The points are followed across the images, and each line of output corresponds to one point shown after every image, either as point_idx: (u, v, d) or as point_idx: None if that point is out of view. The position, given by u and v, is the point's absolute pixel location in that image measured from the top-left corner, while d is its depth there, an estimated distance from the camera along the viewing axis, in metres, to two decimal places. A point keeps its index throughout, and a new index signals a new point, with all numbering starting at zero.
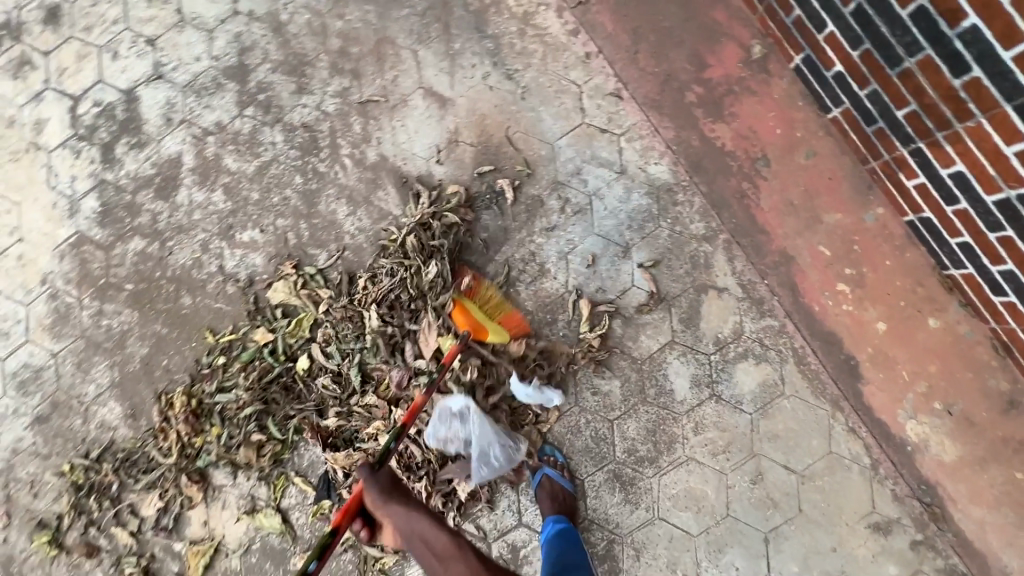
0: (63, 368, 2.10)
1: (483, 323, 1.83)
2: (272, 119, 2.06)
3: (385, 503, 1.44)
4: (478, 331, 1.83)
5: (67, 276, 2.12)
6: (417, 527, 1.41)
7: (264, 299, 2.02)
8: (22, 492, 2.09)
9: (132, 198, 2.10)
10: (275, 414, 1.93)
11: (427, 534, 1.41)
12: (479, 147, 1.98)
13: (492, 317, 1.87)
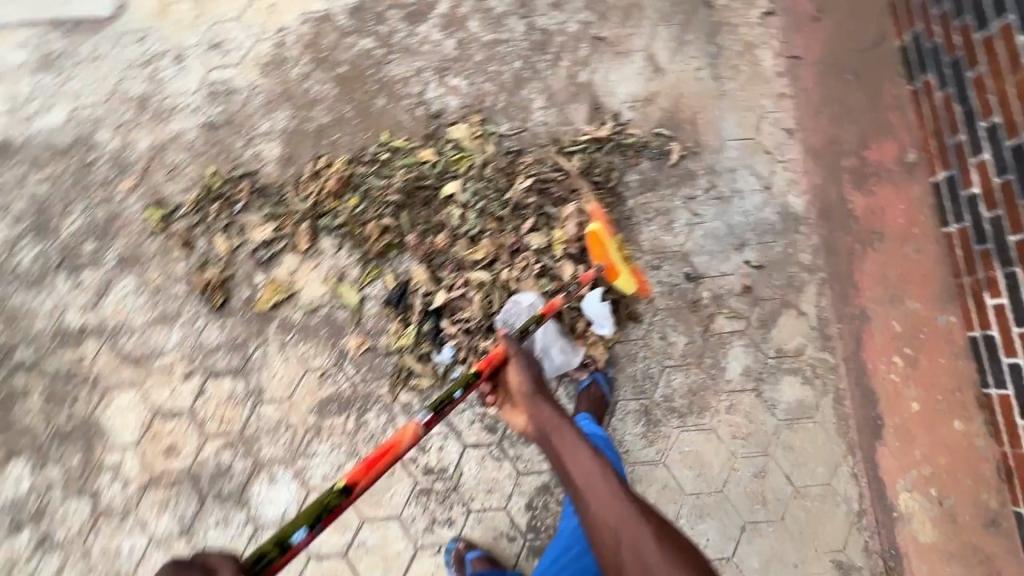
0: (252, 99, 2.40)
1: (619, 261, 1.92)
2: (522, 13, 2.45)
3: (529, 385, 1.57)
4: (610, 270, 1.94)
5: (299, 36, 2.45)
6: (548, 421, 1.50)
7: (442, 130, 2.32)
8: (161, 171, 2.34)
9: (384, 9, 2.47)
10: (409, 214, 2.15)
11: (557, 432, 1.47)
12: (667, 114, 2.34)
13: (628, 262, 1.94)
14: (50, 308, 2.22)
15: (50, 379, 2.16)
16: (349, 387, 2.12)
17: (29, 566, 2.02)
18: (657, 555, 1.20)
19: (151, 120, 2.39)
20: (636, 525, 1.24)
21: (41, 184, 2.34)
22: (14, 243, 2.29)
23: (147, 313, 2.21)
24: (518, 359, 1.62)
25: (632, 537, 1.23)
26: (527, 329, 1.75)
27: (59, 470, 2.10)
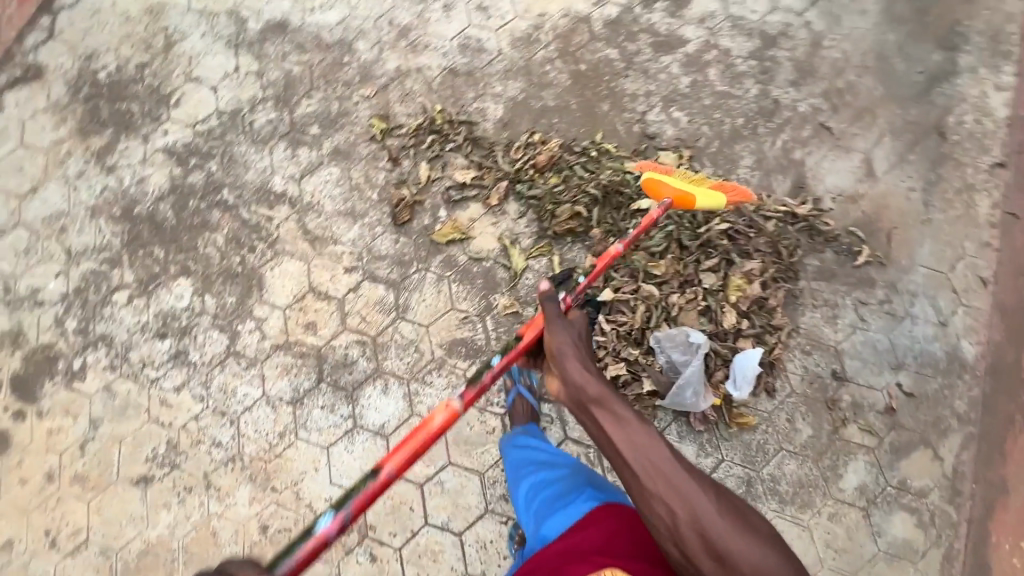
0: (495, 62, 2.61)
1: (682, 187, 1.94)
2: (760, 79, 2.56)
3: (567, 347, 1.32)
4: (683, 197, 1.93)
5: (555, 26, 2.66)
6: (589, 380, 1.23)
7: (649, 152, 2.45)
8: (396, 91, 2.57)
9: (637, 31, 2.65)
10: (598, 210, 2.26)
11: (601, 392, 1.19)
12: (866, 218, 2.36)
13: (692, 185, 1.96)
14: (262, 166, 2.47)
15: (239, 225, 2.40)
16: (482, 339, 2.23)
17: (158, 372, 2.22)
18: (731, 541, 0.92)
19: (405, 47, 2.65)
20: (694, 494, 0.98)
21: (296, 65, 2.64)
22: (256, 103, 2.58)
23: (338, 203, 2.41)
24: (555, 321, 1.39)
25: (692, 509, 0.96)
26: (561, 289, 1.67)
27: (214, 303, 2.30)
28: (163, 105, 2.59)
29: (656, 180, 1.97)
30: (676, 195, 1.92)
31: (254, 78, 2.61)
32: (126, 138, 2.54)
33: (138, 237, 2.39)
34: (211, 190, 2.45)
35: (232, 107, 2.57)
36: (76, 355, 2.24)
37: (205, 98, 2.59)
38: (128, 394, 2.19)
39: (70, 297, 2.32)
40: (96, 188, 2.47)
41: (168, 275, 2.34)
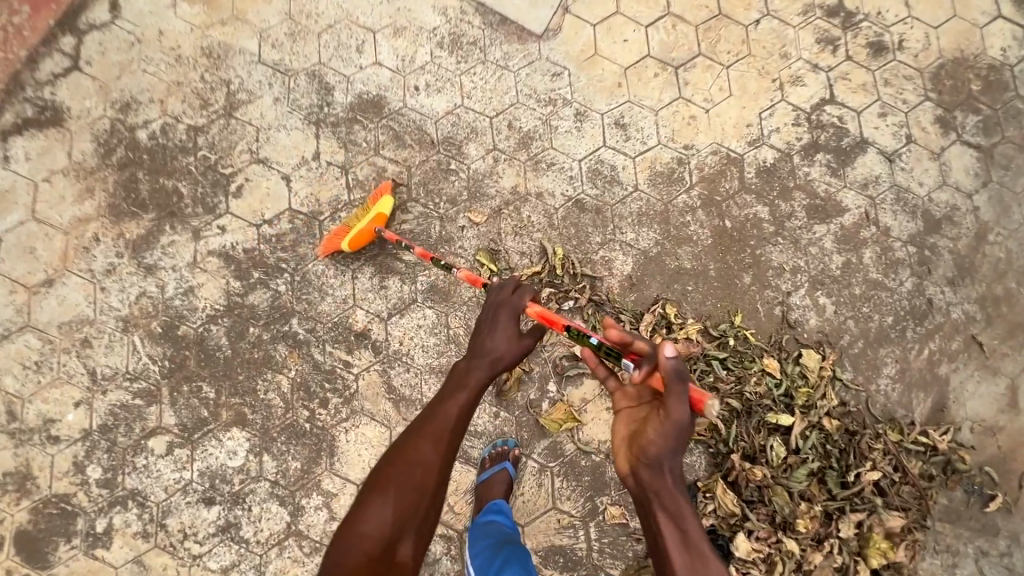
0: (629, 200, 2.22)
1: (366, 218, 2.02)
2: (916, 271, 2.28)
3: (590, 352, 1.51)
4: (377, 218, 2.03)
5: (701, 165, 2.27)
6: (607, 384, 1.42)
7: (790, 346, 2.16)
8: (510, 220, 2.16)
9: (791, 188, 2.29)
10: (733, 421, 2.01)
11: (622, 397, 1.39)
12: (1001, 455, 2.18)
13: (366, 212, 2.04)
14: (343, 295, 2.06)
15: (309, 367, 2.01)
16: (583, 550, 1.98)
17: (201, 546, 1.87)
18: (675, 509, 1.23)
19: (525, 162, 2.21)
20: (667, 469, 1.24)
21: (391, 163, 2.16)
22: (338, 208, 2.12)
23: (431, 357, 2.05)
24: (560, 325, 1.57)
25: (654, 484, 1.24)
26: (449, 269, 1.91)
27: (275, 467, 1.94)
28: (220, 191, 2.09)
29: (349, 232, 2.01)
30: (374, 219, 2.02)
31: (338, 172, 2.14)
32: (172, 230, 2.05)
33: (182, 367, 1.97)
34: (277, 318, 2.03)
35: (310, 209, 2.11)
36: (100, 513, 1.86)
37: (276, 191, 2.11)
38: (164, 570, 1.85)
39: (93, 436, 1.91)
40: (131, 294, 2.00)
41: (219, 422, 1.95)
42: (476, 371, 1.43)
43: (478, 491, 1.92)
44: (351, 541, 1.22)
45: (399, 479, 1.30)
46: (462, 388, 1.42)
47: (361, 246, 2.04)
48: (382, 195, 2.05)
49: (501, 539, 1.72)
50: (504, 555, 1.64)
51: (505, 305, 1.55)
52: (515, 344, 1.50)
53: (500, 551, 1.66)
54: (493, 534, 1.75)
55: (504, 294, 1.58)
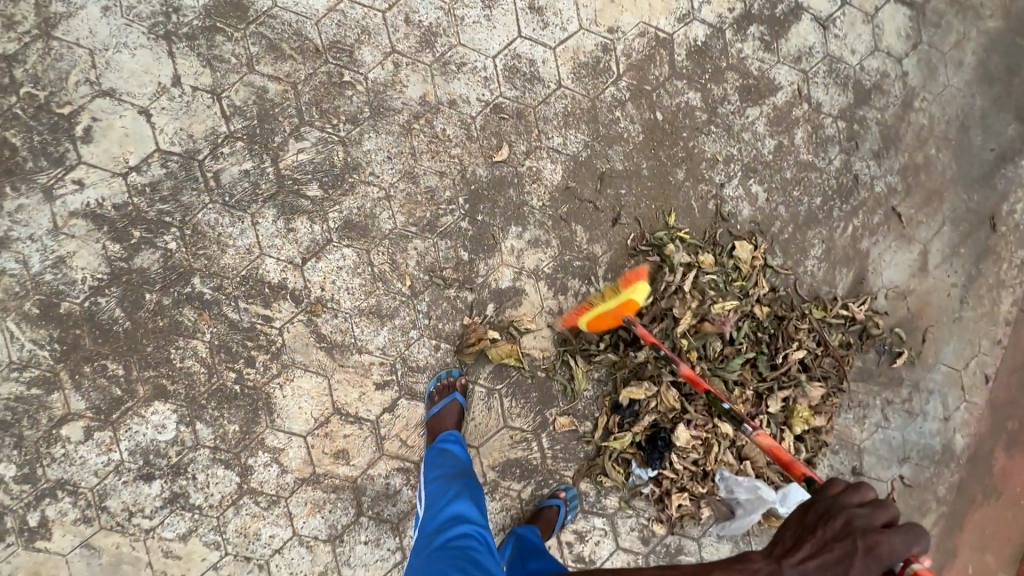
0: (553, 100, 2.01)
1: (607, 303, 1.92)
2: (845, 147, 2.26)
3: None
4: (627, 304, 1.90)
5: (627, 51, 2.06)
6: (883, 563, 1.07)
7: (724, 240, 2.15)
8: (424, 137, 1.93)
9: (723, 68, 2.13)
10: (671, 322, 2.05)
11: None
12: (908, 316, 2.36)
13: (614, 296, 1.93)
14: (246, 244, 1.83)
15: (225, 328, 1.84)
16: (537, 458, 2.07)
17: (151, 520, 1.83)
18: None
19: (432, 65, 1.92)
20: None
21: (271, 81, 1.83)
22: (219, 142, 1.81)
23: (359, 299, 1.91)
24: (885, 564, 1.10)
25: None
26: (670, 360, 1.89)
27: (211, 433, 1.85)
28: (63, 136, 1.73)
29: (599, 311, 1.92)
30: (621, 306, 1.90)
31: (208, 99, 1.80)
32: (15, 191, 1.71)
33: (76, 348, 1.76)
34: (174, 279, 1.80)
35: (183, 147, 1.79)
36: (30, 508, 1.76)
37: (135, 129, 1.76)
38: (117, 548, 1.81)
39: None
40: None
41: (138, 398, 1.81)
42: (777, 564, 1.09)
43: (430, 425, 1.90)
44: None
45: None
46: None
47: (612, 325, 1.96)
48: (637, 280, 1.90)
49: (453, 473, 1.73)
50: (458, 489, 1.65)
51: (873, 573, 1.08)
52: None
53: (455, 485, 1.68)
54: (448, 465, 1.77)
55: (851, 502, 1.15)
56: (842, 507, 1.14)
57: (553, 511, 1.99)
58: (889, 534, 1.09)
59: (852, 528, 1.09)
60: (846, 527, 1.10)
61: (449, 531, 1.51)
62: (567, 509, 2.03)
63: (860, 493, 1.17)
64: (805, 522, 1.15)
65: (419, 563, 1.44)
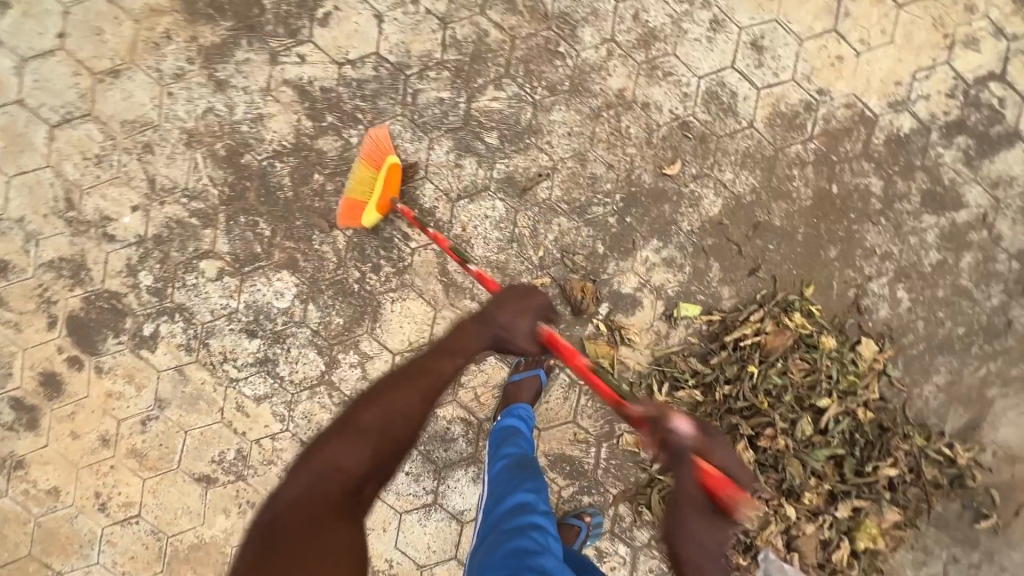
0: (739, 136, 2.01)
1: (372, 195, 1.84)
2: (1009, 288, 2.13)
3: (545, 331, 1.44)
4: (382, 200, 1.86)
5: (828, 117, 2.03)
6: (532, 310, 1.44)
7: (850, 331, 2.08)
8: (607, 126, 1.98)
9: (916, 166, 2.07)
10: (772, 388, 1.98)
11: (530, 308, 1.44)
12: (1012, 483, 2.18)
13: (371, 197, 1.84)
14: (415, 163, 1.93)
15: (367, 230, 1.94)
16: (589, 464, 2.06)
17: (238, 372, 1.95)
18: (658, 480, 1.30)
19: (641, 64, 1.97)
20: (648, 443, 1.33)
21: (495, 28, 1.93)
22: (428, 65, 1.92)
23: (490, 251, 1.97)
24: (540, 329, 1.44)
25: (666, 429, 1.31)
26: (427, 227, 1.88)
27: (318, 318, 1.95)
28: (305, 14, 1.89)
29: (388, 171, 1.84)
30: (387, 188, 1.85)
31: (435, 25, 1.91)
32: (249, 45, 1.88)
33: (241, 198, 1.91)
34: (343, 171, 1.92)
35: (397, 59, 1.91)
36: (149, 319, 1.92)
37: (365, 28, 1.90)
38: (202, 384, 1.94)
39: (147, 244, 1.91)
40: (197, 107, 1.89)
41: (271, 262, 1.93)
42: (466, 347, 1.37)
43: (507, 390, 1.93)
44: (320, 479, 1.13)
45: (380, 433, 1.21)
46: (457, 352, 1.36)
47: (388, 177, 1.84)
48: (383, 147, 1.83)
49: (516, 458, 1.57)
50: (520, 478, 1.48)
51: (523, 332, 1.41)
52: (519, 331, 1.41)
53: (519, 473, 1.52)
54: (512, 446, 1.64)
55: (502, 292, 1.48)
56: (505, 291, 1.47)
57: (573, 532, 1.94)
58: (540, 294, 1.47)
59: (514, 293, 1.46)
60: (499, 300, 1.44)
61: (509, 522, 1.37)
62: (588, 533, 1.99)
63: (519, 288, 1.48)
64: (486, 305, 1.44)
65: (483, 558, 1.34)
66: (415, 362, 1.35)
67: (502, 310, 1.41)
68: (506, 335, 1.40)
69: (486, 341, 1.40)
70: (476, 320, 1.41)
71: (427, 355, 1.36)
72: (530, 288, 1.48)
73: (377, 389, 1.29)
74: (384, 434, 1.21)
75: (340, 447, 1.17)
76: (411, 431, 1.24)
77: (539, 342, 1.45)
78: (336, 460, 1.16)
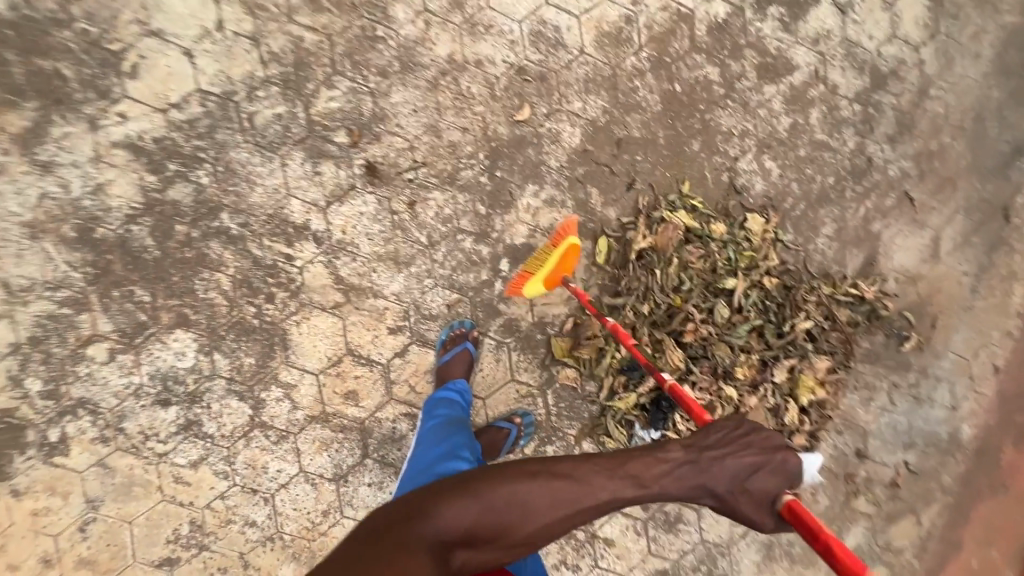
0: (576, 65, 2.08)
1: (542, 271, 1.92)
2: (859, 129, 2.29)
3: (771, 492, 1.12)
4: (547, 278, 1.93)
5: (650, 23, 2.13)
6: (788, 475, 1.13)
7: (735, 212, 2.19)
8: (451, 93, 2.01)
9: (742, 45, 2.19)
10: (680, 285, 2.06)
11: (780, 474, 1.13)
12: (919, 300, 2.35)
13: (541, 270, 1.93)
14: (274, 184, 1.91)
15: (248, 264, 1.91)
16: (542, 415, 2.09)
17: (165, 445, 1.88)
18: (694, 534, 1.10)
19: (461, 25, 2.01)
20: None
21: (308, 32, 1.92)
22: (255, 86, 1.90)
23: (378, 245, 1.97)
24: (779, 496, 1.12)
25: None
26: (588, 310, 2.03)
27: (228, 364, 1.91)
28: (111, 71, 1.83)
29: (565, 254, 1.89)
30: (557, 265, 1.91)
31: (248, 44, 1.89)
32: (62, 119, 1.81)
33: (107, 272, 1.84)
34: (204, 214, 1.88)
35: (221, 88, 1.88)
36: (52, 424, 1.83)
37: (178, 69, 1.86)
38: (131, 470, 1.87)
39: (23, 349, 1.81)
40: (29, 196, 1.81)
41: (161, 325, 1.87)
42: (666, 471, 1.14)
43: (439, 372, 1.93)
44: (426, 522, 1.03)
45: (507, 503, 1.06)
46: (642, 481, 1.13)
47: (566, 261, 1.91)
48: (569, 232, 1.90)
49: (446, 419, 1.74)
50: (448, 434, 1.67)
51: (733, 500, 1.13)
52: (723, 493, 1.13)
53: (446, 429, 1.69)
54: (444, 409, 1.80)
55: (770, 442, 1.16)
56: (783, 450, 1.15)
57: (500, 433, 1.97)
58: (795, 460, 1.14)
59: (747, 434, 1.18)
60: (771, 446, 1.15)
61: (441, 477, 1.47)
62: (520, 433, 2.01)
63: (781, 454, 1.15)
64: (735, 430, 1.19)
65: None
66: (575, 465, 1.12)
67: (760, 473, 1.12)
68: (722, 496, 1.13)
69: (692, 486, 1.14)
70: (696, 452, 1.16)
71: (598, 463, 1.13)
72: (772, 433, 1.18)
73: (549, 460, 1.13)
74: (510, 512, 1.06)
75: (482, 496, 1.07)
76: (540, 526, 1.07)
77: (774, 513, 1.12)
78: (446, 514, 1.04)
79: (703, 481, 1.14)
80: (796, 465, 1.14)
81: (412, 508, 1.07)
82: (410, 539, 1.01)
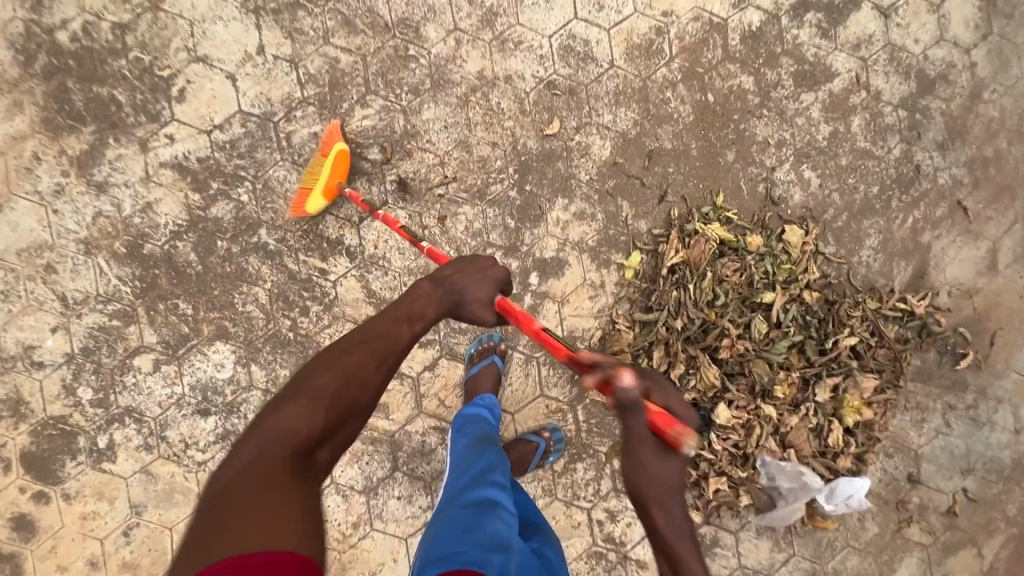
0: (605, 78, 2.07)
1: (319, 181, 1.89)
2: (906, 136, 2.19)
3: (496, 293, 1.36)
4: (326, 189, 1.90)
5: (682, 34, 2.10)
6: (501, 271, 1.39)
7: (773, 224, 2.12)
8: (481, 109, 2.03)
9: (779, 53, 2.14)
10: (715, 299, 2.00)
11: (496, 277, 1.38)
12: (976, 316, 2.21)
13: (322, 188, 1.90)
14: None
15: (284, 278, 1.96)
16: (571, 431, 2.06)
17: (203, 454, 1.94)
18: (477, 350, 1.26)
19: (491, 41, 2.03)
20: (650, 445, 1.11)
21: (343, 53, 1.98)
22: (293, 106, 1.97)
23: (409, 259, 2.00)
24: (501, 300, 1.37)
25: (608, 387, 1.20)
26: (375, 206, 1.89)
27: (264, 376, 1.96)
28: (161, 96, 1.94)
29: (336, 158, 1.89)
30: (333, 172, 1.89)
31: (287, 66, 1.97)
32: (116, 142, 1.92)
33: (154, 286, 1.93)
34: (243, 230, 1.95)
35: (261, 109, 1.96)
36: (101, 431, 1.91)
37: (222, 92, 1.95)
38: (172, 477, 1.93)
39: (76, 359, 1.91)
40: (86, 215, 1.92)
41: (202, 337, 1.94)
42: (428, 307, 1.28)
43: (468, 386, 1.93)
44: (270, 439, 1.02)
45: (329, 388, 1.10)
46: (416, 319, 1.26)
47: (337, 165, 1.89)
48: (335, 137, 1.92)
49: (477, 436, 1.63)
50: (474, 451, 1.56)
51: (483, 310, 1.34)
52: (477, 307, 1.34)
53: (477, 446, 1.58)
54: (475, 427, 1.70)
55: (479, 260, 1.40)
56: (489, 261, 1.40)
57: (529, 448, 1.93)
58: (495, 263, 1.40)
59: (464, 263, 1.39)
60: (482, 267, 1.38)
61: (465, 500, 1.35)
62: (549, 447, 1.98)
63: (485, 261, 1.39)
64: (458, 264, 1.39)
65: (441, 538, 1.24)
66: (362, 330, 1.23)
67: (479, 286, 1.34)
68: (470, 307, 1.33)
69: (446, 308, 1.31)
70: (437, 283, 1.33)
71: (371, 323, 1.24)
72: (484, 256, 1.41)
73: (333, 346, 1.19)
74: (338, 398, 1.11)
75: (303, 397, 1.08)
76: (370, 396, 1.16)
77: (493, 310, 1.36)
78: (298, 424, 1.05)
79: (454, 305, 1.32)
80: (497, 266, 1.40)
81: (254, 444, 1.01)
82: (257, 470, 0.97)
